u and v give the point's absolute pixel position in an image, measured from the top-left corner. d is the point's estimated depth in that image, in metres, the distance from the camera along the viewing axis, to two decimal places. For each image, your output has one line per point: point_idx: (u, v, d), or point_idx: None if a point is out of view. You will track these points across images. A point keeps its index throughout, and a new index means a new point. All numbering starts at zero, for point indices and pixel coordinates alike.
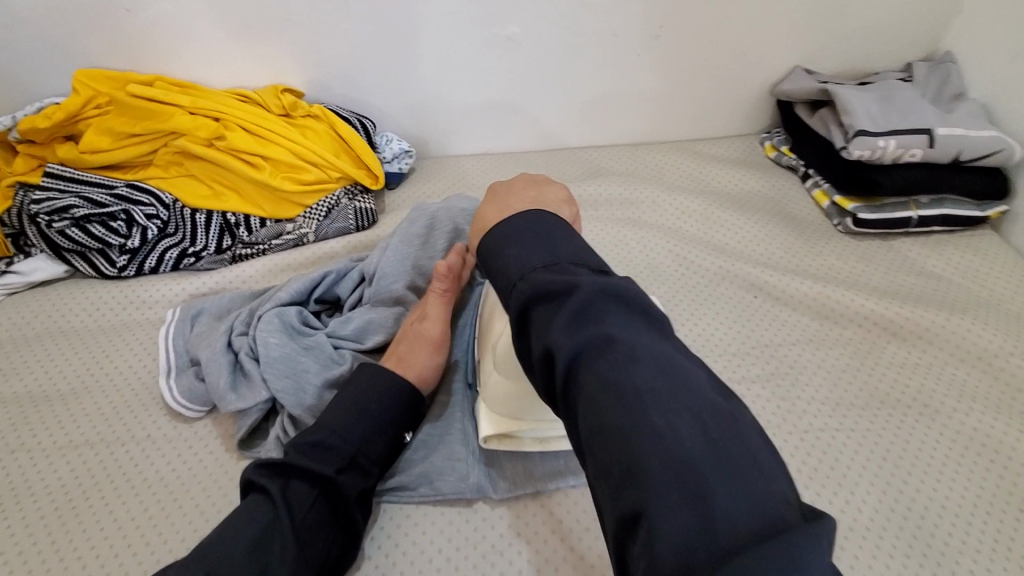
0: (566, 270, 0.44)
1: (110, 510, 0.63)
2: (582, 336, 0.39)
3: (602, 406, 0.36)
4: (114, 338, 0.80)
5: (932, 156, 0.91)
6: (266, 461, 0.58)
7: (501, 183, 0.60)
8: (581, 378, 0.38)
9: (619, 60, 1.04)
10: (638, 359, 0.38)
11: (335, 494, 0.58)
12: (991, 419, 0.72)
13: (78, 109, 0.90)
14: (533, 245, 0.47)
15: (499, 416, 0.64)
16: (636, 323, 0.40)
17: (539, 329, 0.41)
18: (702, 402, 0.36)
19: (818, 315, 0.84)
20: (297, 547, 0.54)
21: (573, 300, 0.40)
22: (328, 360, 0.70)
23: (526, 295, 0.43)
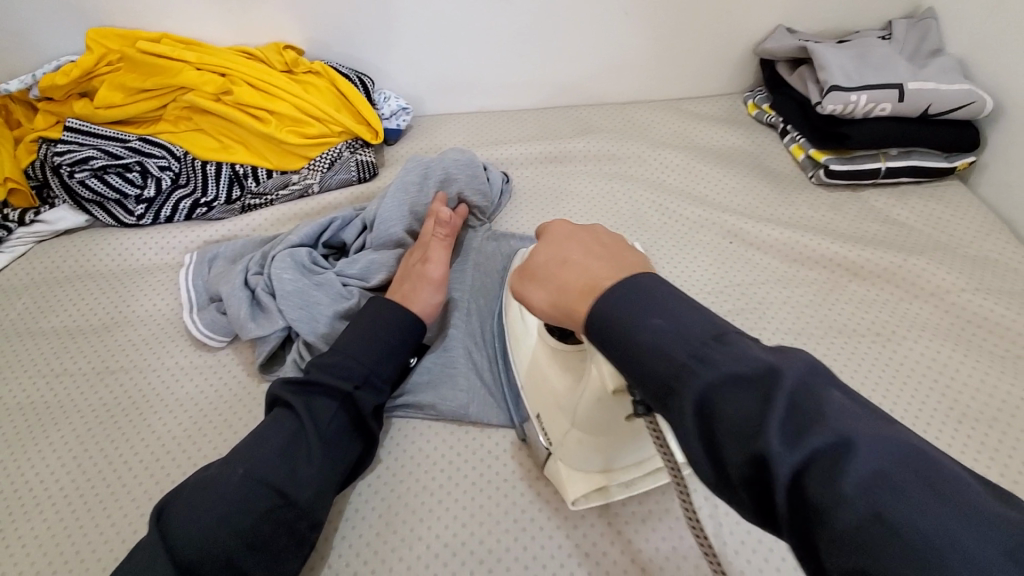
0: (743, 347, 0.37)
1: (147, 425, 0.70)
2: (805, 446, 0.32)
3: (860, 539, 0.29)
4: (138, 280, 0.86)
5: (903, 110, 0.96)
6: (292, 379, 0.66)
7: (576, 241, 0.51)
8: (814, 501, 0.31)
9: (608, 20, 1.08)
10: (879, 461, 0.31)
11: (352, 407, 0.65)
12: (942, 347, 0.80)
13: (92, 67, 0.95)
14: (668, 309, 0.41)
15: (583, 471, 0.63)
16: (859, 412, 0.34)
17: (733, 426, 0.35)
18: (983, 515, 0.29)
19: (788, 259, 0.91)
20: (320, 449, 0.61)
21: (777, 394, 0.34)
22: (338, 294, 0.77)
23: (699, 385, 0.36)
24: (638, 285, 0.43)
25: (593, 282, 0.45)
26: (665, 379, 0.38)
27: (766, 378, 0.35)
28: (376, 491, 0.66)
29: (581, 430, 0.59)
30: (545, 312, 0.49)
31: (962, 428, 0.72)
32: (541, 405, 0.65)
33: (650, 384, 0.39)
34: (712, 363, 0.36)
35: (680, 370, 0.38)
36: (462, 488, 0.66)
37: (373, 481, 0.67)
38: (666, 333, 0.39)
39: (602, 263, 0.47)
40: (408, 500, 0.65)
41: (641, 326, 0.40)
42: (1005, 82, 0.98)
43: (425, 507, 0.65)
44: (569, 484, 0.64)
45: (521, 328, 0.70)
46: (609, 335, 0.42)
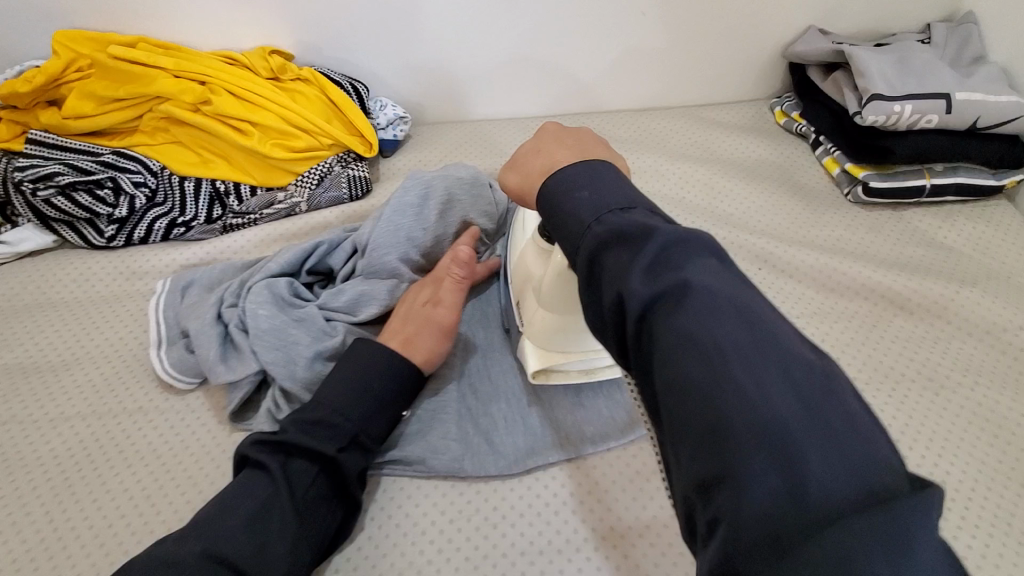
0: (640, 215, 0.42)
1: (103, 482, 0.63)
2: (660, 285, 0.37)
3: (672, 359, 0.34)
4: (105, 309, 0.78)
5: (949, 122, 0.87)
6: (264, 436, 0.58)
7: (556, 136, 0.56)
8: (653, 330, 0.36)
9: (622, 20, 0.99)
10: (718, 310, 0.35)
11: (334, 472, 0.57)
12: (1000, 394, 0.70)
13: (59, 73, 0.87)
14: (604, 192, 0.44)
15: (545, 348, 0.67)
16: (721, 275, 0.37)
17: (611, 275, 0.39)
18: (796, 364, 0.33)
19: (824, 288, 0.81)
20: (297, 519, 0.54)
21: (647, 248, 0.38)
22: (320, 332, 0.68)
23: (592, 245, 0.41)
24: (590, 171, 0.46)
25: (550, 168, 0.51)
26: (576, 238, 0.43)
27: (643, 239, 0.39)
28: (355, 566, 0.58)
29: (545, 306, 0.63)
30: (512, 194, 0.56)
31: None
32: (519, 289, 0.70)
33: (568, 238, 0.44)
34: (632, 266, 0.38)
35: (584, 233, 0.43)
36: (454, 562, 0.58)
37: (351, 554, 0.59)
38: (592, 202, 0.44)
39: (565, 151, 0.53)
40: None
41: (570, 196, 0.45)
42: None
43: None
44: (530, 358, 0.68)
45: (520, 232, 0.74)
46: (546, 197, 0.47)
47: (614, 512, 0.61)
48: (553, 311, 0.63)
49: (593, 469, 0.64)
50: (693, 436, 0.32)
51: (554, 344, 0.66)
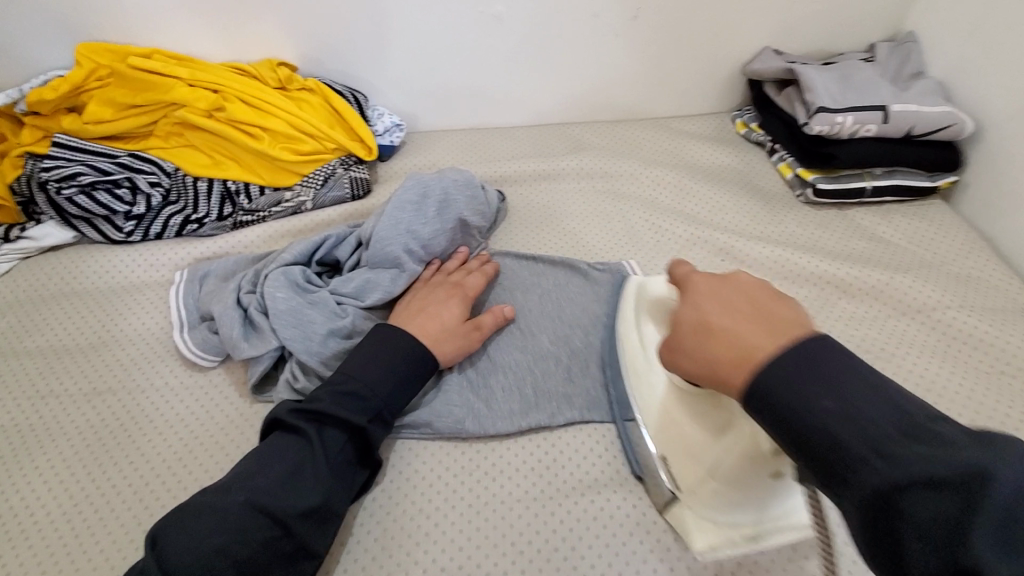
0: (894, 415, 0.39)
1: (137, 449, 0.69)
2: (929, 478, 0.36)
3: (959, 556, 0.33)
4: (127, 298, 0.85)
5: (886, 131, 0.99)
6: (300, 407, 0.64)
7: (731, 293, 0.52)
8: (920, 523, 0.35)
9: (601, 39, 1.10)
10: (996, 493, 0.35)
11: (361, 439, 0.65)
12: (929, 364, 0.81)
13: (82, 81, 0.94)
14: (839, 386, 0.41)
15: (710, 521, 0.61)
16: (989, 459, 0.37)
17: (873, 482, 0.38)
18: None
19: (779, 276, 0.92)
20: (330, 477, 0.61)
21: (903, 442, 0.38)
22: (332, 313, 0.76)
23: (824, 426, 0.40)
24: (814, 358, 0.43)
25: (751, 355, 0.45)
26: (822, 448, 0.40)
27: (903, 430, 0.38)
28: (371, 515, 0.65)
29: (715, 476, 0.59)
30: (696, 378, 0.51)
31: None
32: (667, 448, 0.64)
33: (807, 451, 0.41)
34: (894, 452, 0.38)
35: (817, 425, 0.40)
36: (458, 511, 0.66)
37: (368, 506, 0.66)
38: (841, 417, 0.40)
39: (756, 330, 0.47)
40: (404, 524, 0.65)
41: (808, 401, 0.41)
42: (984, 105, 1.00)
43: (421, 532, 0.64)
44: (692, 532, 0.62)
45: (641, 363, 0.71)
46: (760, 398, 0.43)
47: (599, 467, 0.70)
48: (727, 487, 0.59)
49: (578, 432, 0.73)
50: None
51: (726, 517, 0.60)
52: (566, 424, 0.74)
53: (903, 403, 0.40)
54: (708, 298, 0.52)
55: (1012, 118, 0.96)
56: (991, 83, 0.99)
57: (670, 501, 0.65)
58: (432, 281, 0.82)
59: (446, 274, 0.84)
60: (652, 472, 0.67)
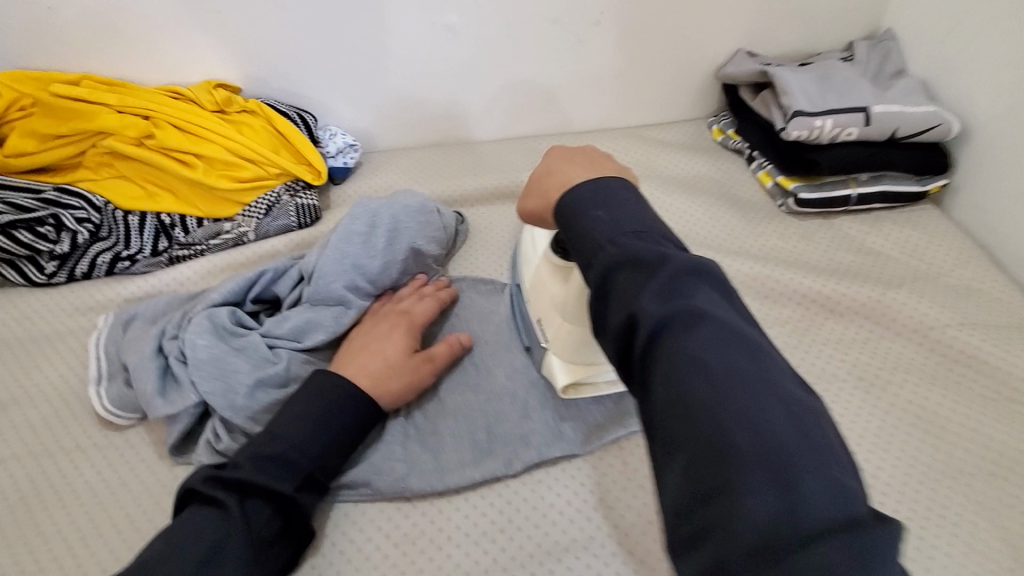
0: (656, 240, 0.45)
1: (37, 526, 0.60)
2: (672, 307, 0.40)
3: (679, 373, 0.38)
4: (44, 346, 0.77)
5: (869, 134, 0.92)
6: (218, 473, 0.57)
7: (578, 151, 0.57)
8: (661, 352, 0.39)
9: (563, 47, 1.03)
10: (726, 346, 0.39)
11: (290, 510, 0.57)
12: (928, 390, 0.74)
13: (1, 112, 0.88)
14: (620, 207, 0.47)
15: (574, 363, 0.68)
16: (726, 307, 0.42)
17: (621, 295, 0.42)
18: (786, 396, 0.37)
19: (760, 295, 0.85)
20: (250, 560, 0.53)
21: (659, 273, 0.42)
22: (263, 359, 0.68)
23: (607, 262, 0.44)
24: (608, 186, 0.49)
25: (568, 183, 0.52)
26: (588, 253, 0.46)
27: (658, 263, 0.42)
28: None
29: (568, 318, 0.67)
30: (526, 215, 0.58)
31: (953, 482, 0.66)
32: (539, 311, 0.71)
33: (578, 251, 0.47)
34: (644, 288, 0.41)
35: (621, 289, 0.42)
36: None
37: None
38: (608, 222, 0.46)
39: (580, 170, 0.53)
40: None
41: (588, 216, 0.47)
42: (971, 103, 0.94)
43: None
44: (559, 375, 0.69)
45: (529, 249, 0.77)
46: (563, 216, 0.49)
47: (559, 524, 0.63)
48: (582, 327, 0.66)
49: (540, 484, 0.66)
50: (696, 454, 0.36)
51: (585, 355, 0.68)
52: (525, 476, 0.66)
53: (667, 245, 0.45)
54: (554, 154, 0.58)
55: (1001, 117, 0.89)
56: (977, 81, 0.93)
57: (544, 350, 0.71)
58: (373, 315, 0.75)
59: (386, 302, 0.77)
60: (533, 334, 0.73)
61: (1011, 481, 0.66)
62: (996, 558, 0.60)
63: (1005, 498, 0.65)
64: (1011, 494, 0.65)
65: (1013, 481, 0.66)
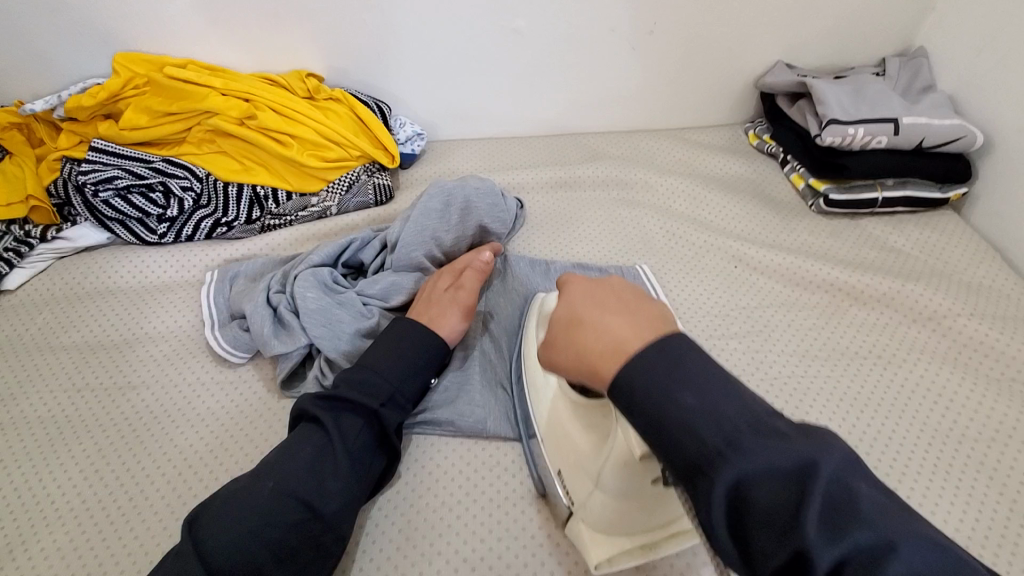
0: (722, 383, 0.41)
1: (170, 439, 0.72)
2: (848, 542, 0.33)
3: (817, 545, 0.33)
4: (158, 297, 0.88)
5: (898, 143, 1.01)
6: (319, 394, 0.67)
7: (608, 290, 0.51)
8: (785, 519, 0.34)
9: (617, 52, 1.13)
10: (841, 495, 0.35)
11: (377, 424, 0.66)
12: (941, 371, 0.82)
13: (118, 90, 0.98)
14: (693, 381, 0.41)
15: (604, 533, 0.61)
16: (819, 441, 0.38)
17: (716, 460, 0.37)
18: (923, 542, 0.34)
19: (791, 283, 0.94)
20: (348, 464, 0.63)
21: (748, 430, 0.38)
22: (359, 313, 0.79)
23: (683, 426, 0.39)
24: (673, 354, 0.42)
25: (619, 347, 0.45)
26: (665, 428, 0.40)
27: (802, 473, 0.35)
28: (396, 507, 0.68)
29: (604, 491, 0.58)
30: (572, 371, 0.50)
31: (961, 448, 0.75)
32: (561, 463, 0.65)
33: (650, 423, 0.41)
34: (746, 451, 0.37)
35: (705, 453, 0.38)
36: (479, 504, 0.68)
37: (392, 498, 0.69)
38: (683, 393, 0.40)
39: (625, 325, 0.46)
40: (427, 516, 0.67)
41: (671, 401, 0.40)
42: (994, 118, 1.02)
43: (444, 524, 0.66)
44: (591, 547, 0.61)
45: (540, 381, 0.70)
46: (624, 381, 0.43)
47: None
48: (616, 500, 0.58)
49: None
50: None
51: (615, 528, 0.60)
52: None
53: (716, 373, 0.42)
54: (580, 291, 0.53)
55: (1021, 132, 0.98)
56: (1001, 98, 1.01)
57: (570, 515, 0.65)
58: (445, 267, 0.84)
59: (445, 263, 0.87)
60: (551, 488, 0.68)
61: (1015, 450, 0.74)
62: (996, 511, 0.69)
63: (1009, 464, 0.73)
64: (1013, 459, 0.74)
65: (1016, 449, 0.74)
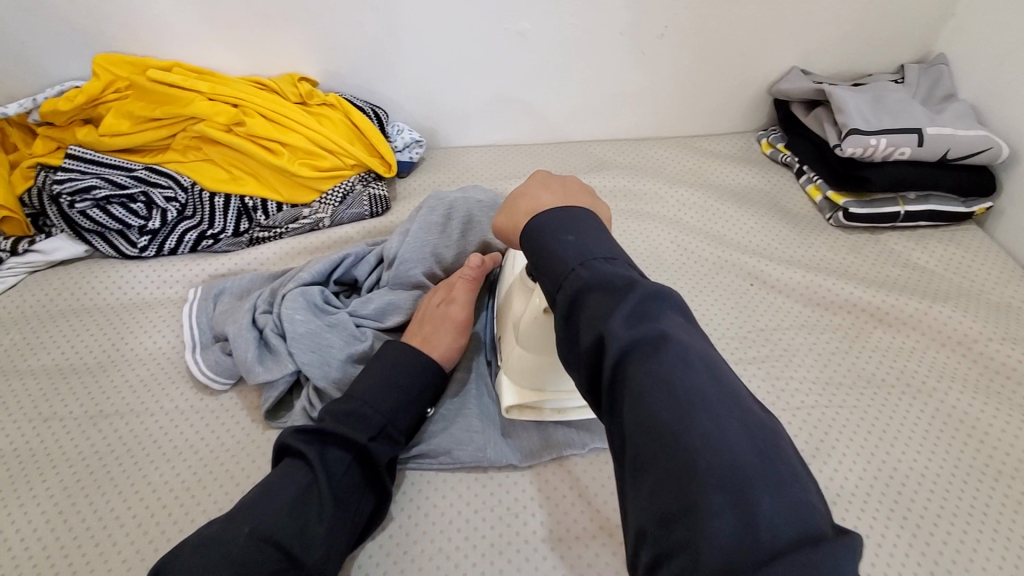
0: (622, 263, 0.45)
1: (143, 475, 0.66)
2: (647, 353, 0.39)
3: (644, 400, 0.37)
4: (137, 315, 0.82)
5: (921, 155, 0.96)
6: (303, 428, 0.61)
7: (557, 179, 0.58)
8: (629, 374, 0.39)
9: (625, 57, 1.08)
10: (687, 364, 0.39)
11: (367, 460, 0.61)
12: (973, 400, 0.77)
13: (99, 93, 0.93)
14: (591, 235, 0.48)
15: (522, 388, 0.68)
16: (690, 331, 0.42)
17: (592, 317, 0.42)
18: (749, 416, 0.37)
19: (810, 302, 0.89)
20: (332, 507, 0.57)
21: (630, 298, 0.42)
22: (351, 337, 0.73)
23: (577, 287, 0.44)
24: (579, 216, 0.49)
25: (536, 207, 0.53)
26: (559, 277, 0.46)
27: (658, 344, 0.39)
28: (388, 552, 0.62)
29: (522, 343, 0.65)
30: (498, 231, 0.57)
31: (999, 486, 0.69)
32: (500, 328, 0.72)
33: (552, 277, 0.47)
34: (615, 311, 0.41)
35: (587, 305, 0.43)
36: (478, 547, 0.63)
37: (385, 541, 0.63)
38: (580, 248, 0.47)
39: (551, 197, 0.55)
40: (422, 562, 0.62)
41: (555, 240, 0.48)
42: (1020, 130, 0.97)
43: (440, 571, 0.61)
44: (506, 395, 0.68)
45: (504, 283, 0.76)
46: (533, 239, 0.49)
47: None
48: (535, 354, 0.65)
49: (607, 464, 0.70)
50: (649, 467, 0.36)
51: (530, 382, 0.67)
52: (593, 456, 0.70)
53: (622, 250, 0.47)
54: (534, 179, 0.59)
55: None
56: None
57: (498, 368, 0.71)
58: (442, 282, 0.79)
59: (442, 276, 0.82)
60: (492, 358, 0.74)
61: None
62: None
63: None
64: None
65: None
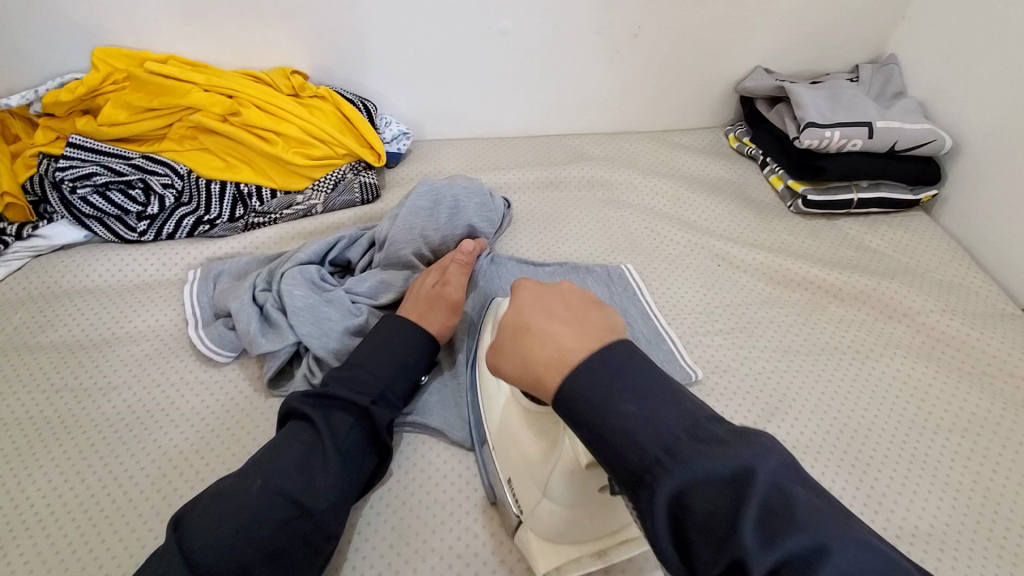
0: (661, 405, 0.42)
1: (154, 440, 0.70)
2: (753, 511, 0.36)
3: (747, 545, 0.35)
4: (140, 296, 0.86)
5: (872, 145, 1.04)
6: (309, 392, 0.66)
7: (553, 297, 0.54)
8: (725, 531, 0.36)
9: (602, 55, 1.14)
10: (770, 494, 0.37)
11: (369, 423, 0.66)
12: (917, 365, 0.85)
13: (97, 84, 0.96)
14: (632, 386, 0.44)
15: (551, 542, 0.62)
16: (753, 447, 0.40)
17: (658, 475, 0.39)
18: (844, 528, 0.36)
19: (772, 281, 0.97)
20: (338, 466, 0.62)
21: (689, 443, 0.39)
22: (348, 311, 0.78)
23: (626, 445, 0.41)
24: (616, 359, 0.45)
25: (563, 354, 0.47)
26: (611, 441, 0.42)
27: (736, 481, 0.38)
28: (388, 505, 0.67)
29: (546, 490, 0.59)
30: (514, 376, 0.51)
31: (937, 438, 0.77)
32: (508, 469, 0.65)
33: (600, 445, 0.43)
34: (679, 461, 0.39)
35: (651, 465, 0.40)
36: (471, 500, 0.68)
37: (385, 496, 0.68)
38: (630, 411, 0.42)
39: (569, 330, 0.49)
40: (420, 514, 0.67)
41: (612, 409, 0.43)
42: (962, 124, 1.06)
43: (436, 521, 0.66)
44: (537, 557, 0.62)
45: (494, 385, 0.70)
46: (577, 402, 0.44)
47: None
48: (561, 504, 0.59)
49: None
50: None
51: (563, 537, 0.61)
52: None
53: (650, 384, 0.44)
54: (529, 297, 0.55)
55: (987, 137, 1.02)
56: (969, 104, 1.05)
57: (518, 525, 0.64)
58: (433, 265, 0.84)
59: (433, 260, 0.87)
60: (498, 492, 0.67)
61: (987, 439, 0.77)
62: (970, 498, 0.71)
63: (981, 453, 0.76)
64: (984, 447, 0.77)
65: (988, 439, 0.77)
